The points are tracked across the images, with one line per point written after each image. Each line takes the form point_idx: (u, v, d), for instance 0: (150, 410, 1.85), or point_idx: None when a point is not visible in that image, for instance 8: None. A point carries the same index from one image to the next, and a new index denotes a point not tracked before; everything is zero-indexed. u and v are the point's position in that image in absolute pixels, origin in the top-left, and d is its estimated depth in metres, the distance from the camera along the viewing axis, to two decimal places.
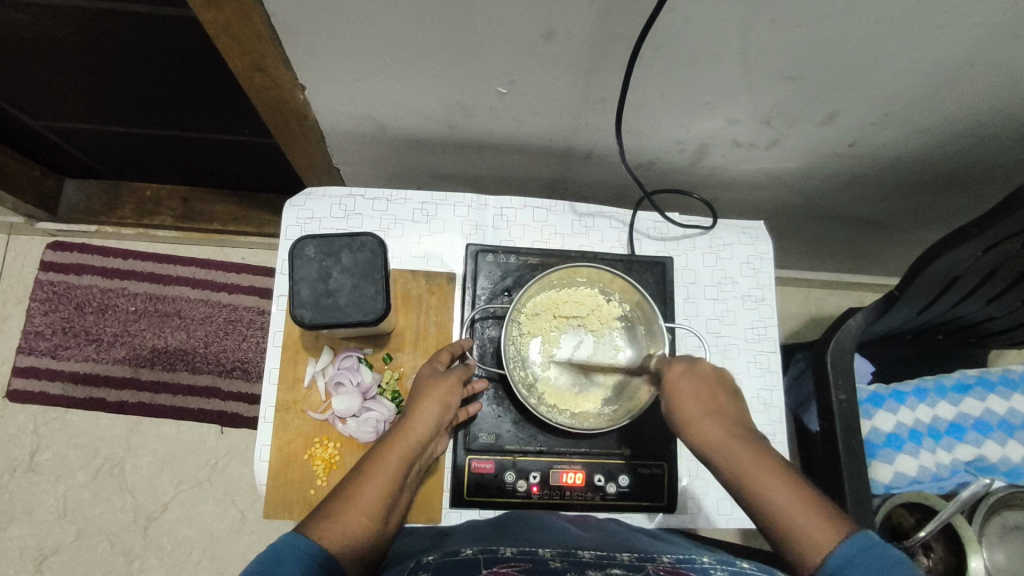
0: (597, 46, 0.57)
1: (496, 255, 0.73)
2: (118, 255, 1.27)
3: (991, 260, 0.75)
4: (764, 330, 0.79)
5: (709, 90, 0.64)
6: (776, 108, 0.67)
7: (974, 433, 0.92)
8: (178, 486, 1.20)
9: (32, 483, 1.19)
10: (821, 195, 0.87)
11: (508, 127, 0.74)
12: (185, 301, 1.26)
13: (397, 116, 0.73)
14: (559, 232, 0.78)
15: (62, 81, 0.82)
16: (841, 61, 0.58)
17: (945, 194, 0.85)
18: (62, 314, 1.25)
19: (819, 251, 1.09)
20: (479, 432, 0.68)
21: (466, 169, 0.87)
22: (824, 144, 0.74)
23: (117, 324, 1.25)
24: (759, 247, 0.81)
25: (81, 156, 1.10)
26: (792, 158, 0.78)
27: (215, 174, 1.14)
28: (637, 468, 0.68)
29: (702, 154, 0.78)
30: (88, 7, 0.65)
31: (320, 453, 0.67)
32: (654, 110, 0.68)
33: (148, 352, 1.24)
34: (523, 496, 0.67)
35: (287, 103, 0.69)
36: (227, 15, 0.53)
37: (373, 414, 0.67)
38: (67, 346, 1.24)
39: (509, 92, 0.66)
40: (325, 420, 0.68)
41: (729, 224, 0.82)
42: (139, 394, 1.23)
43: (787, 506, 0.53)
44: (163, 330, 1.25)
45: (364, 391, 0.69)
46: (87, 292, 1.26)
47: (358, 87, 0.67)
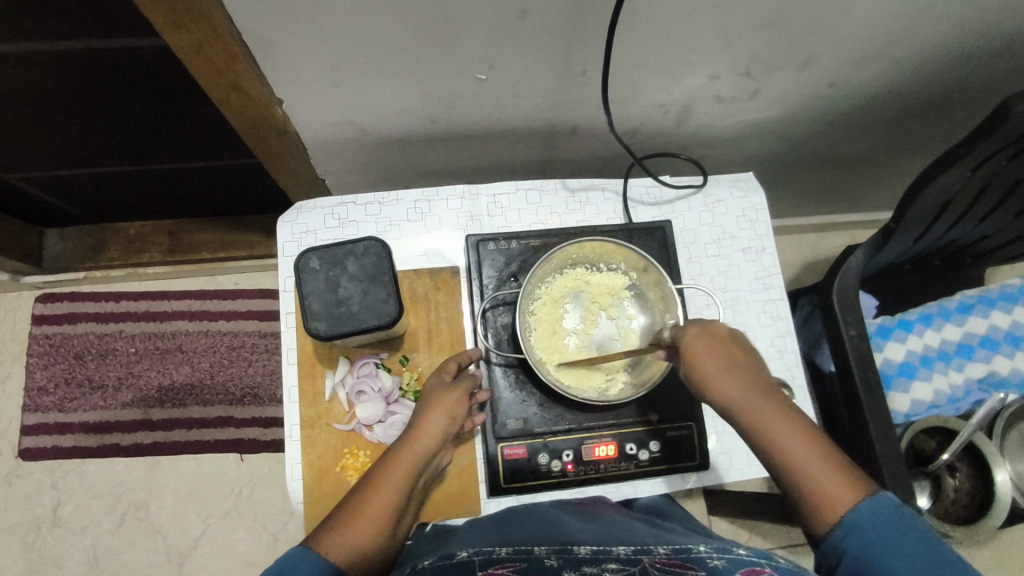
0: (571, 20, 0.57)
1: (497, 242, 0.73)
2: (110, 299, 1.26)
3: (981, 179, 0.76)
4: (768, 280, 0.80)
5: (686, 50, 0.64)
6: (754, 59, 0.67)
7: (982, 351, 0.94)
8: (206, 520, 1.19)
9: (58, 539, 1.18)
10: (805, 139, 0.88)
11: (490, 114, 0.74)
12: (185, 335, 1.25)
13: (377, 118, 0.73)
14: (555, 211, 0.78)
15: (32, 129, 0.80)
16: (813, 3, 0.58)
17: (925, 121, 0.86)
18: (62, 366, 1.24)
19: (808, 195, 1.10)
20: (507, 419, 0.68)
21: (453, 162, 0.86)
22: (803, 89, 0.74)
23: (119, 368, 1.24)
24: (752, 198, 0.82)
25: (59, 204, 1.09)
26: (773, 107, 0.78)
27: (197, 203, 1.13)
28: (666, 432, 0.69)
29: (684, 113, 0.78)
30: (50, 49, 0.64)
31: (352, 463, 0.67)
32: (634, 77, 0.68)
33: (155, 391, 1.23)
34: (559, 475, 0.67)
35: (267, 119, 0.68)
36: (199, 37, 0.53)
37: (398, 417, 0.68)
38: (72, 397, 1.23)
39: (489, 78, 0.66)
40: (351, 430, 0.68)
41: (720, 180, 0.82)
42: (152, 435, 1.22)
43: (808, 465, 0.53)
44: (166, 368, 1.24)
45: (386, 395, 0.69)
46: (84, 340, 1.25)
47: (336, 92, 0.66)
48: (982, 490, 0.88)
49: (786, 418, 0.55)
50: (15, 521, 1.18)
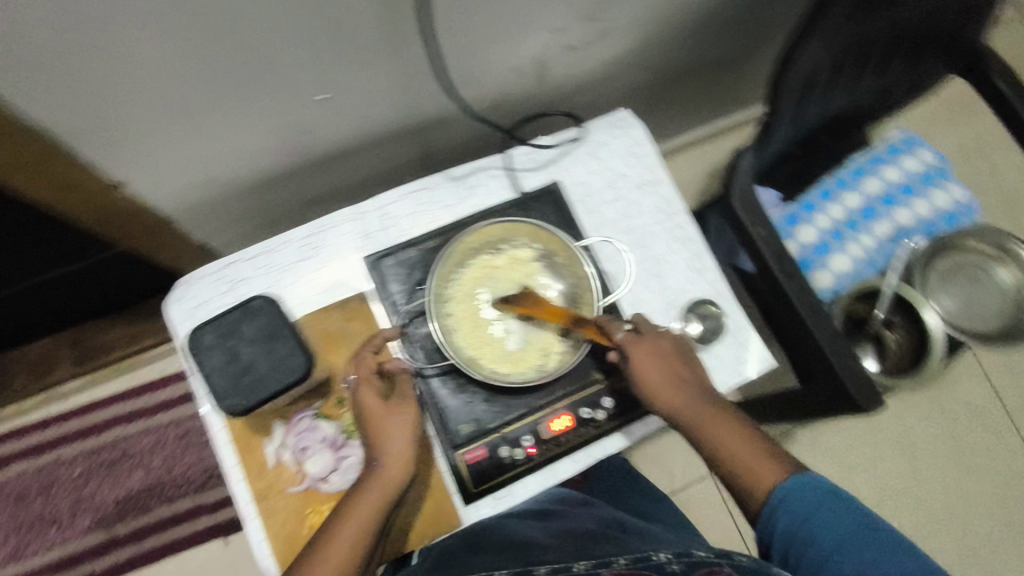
0: (387, 15, 0.55)
1: (395, 256, 0.72)
2: (33, 429, 1.18)
3: (831, 51, 0.79)
4: (669, 207, 0.81)
5: (517, 12, 0.63)
6: (586, 2, 0.66)
7: (884, 208, 0.98)
8: None
9: None
10: (665, 61, 0.88)
11: (348, 129, 0.71)
12: (127, 440, 1.18)
13: (232, 168, 0.69)
14: (446, 204, 0.76)
15: None
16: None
17: (769, 11, 0.87)
18: (6, 514, 1.16)
19: (689, 110, 1.11)
20: (458, 425, 0.67)
21: (331, 185, 0.83)
22: (644, 16, 0.74)
23: (67, 495, 1.17)
24: (633, 133, 0.82)
25: None
26: (623, 41, 0.78)
27: (90, 304, 1.06)
28: (616, 385, 0.69)
29: (544, 71, 0.77)
30: None
31: (318, 520, 0.65)
32: (476, 53, 0.66)
33: (114, 506, 1.17)
34: (525, 462, 0.67)
35: (114, 204, 0.64)
36: None
37: (351, 459, 0.66)
38: (27, 540, 1.15)
39: (330, 95, 0.63)
40: (308, 488, 0.66)
41: (598, 123, 0.83)
42: (125, 550, 1.16)
43: (740, 451, 0.63)
44: (118, 478, 1.17)
45: (332, 442, 0.66)
46: (20, 480, 1.16)
47: (176, 156, 0.62)
48: (914, 338, 0.92)
49: (722, 413, 0.65)
50: None
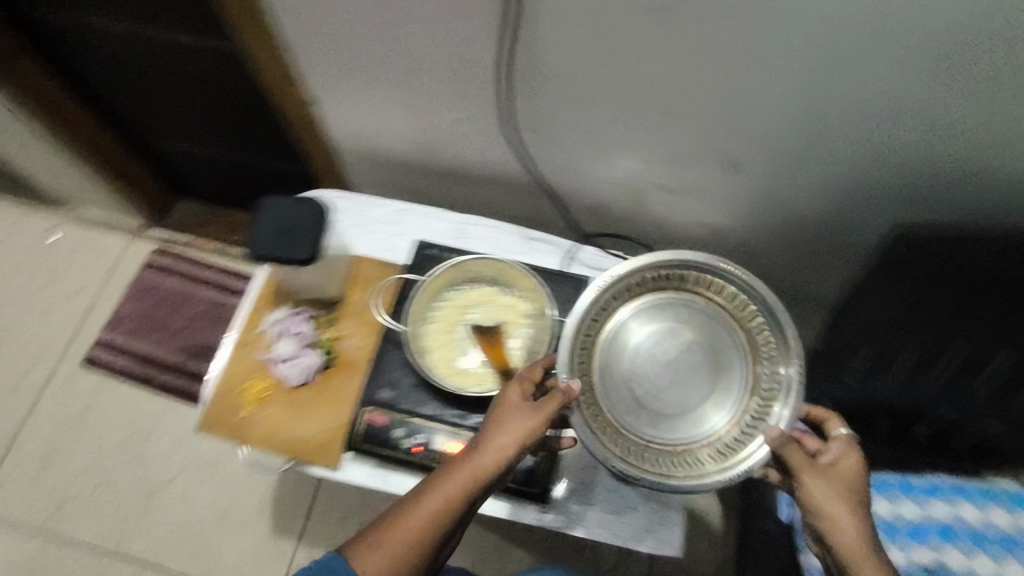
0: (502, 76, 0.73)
1: (433, 250, 0.86)
2: (198, 264, 1.60)
3: (875, 307, 0.83)
4: None
5: (581, 117, 0.76)
6: (676, 149, 0.78)
7: (906, 530, 0.81)
8: (184, 466, 1.40)
9: (76, 436, 1.43)
10: (774, 260, 0.94)
11: (471, 155, 0.90)
12: (212, 302, 1.56)
13: (384, 137, 0.93)
14: (440, 239, 0.92)
15: (139, 87, 1.16)
16: (638, 68, 0.67)
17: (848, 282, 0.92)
18: (121, 295, 1.58)
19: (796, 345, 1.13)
20: (381, 389, 0.78)
21: (467, 200, 1.03)
22: (747, 195, 0.83)
23: (182, 320, 1.55)
24: (584, 254, 0.91)
25: (197, 185, 1.48)
26: (727, 212, 0.87)
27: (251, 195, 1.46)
28: (505, 444, 0.74)
29: (599, 183, 0.88)
30: (198, 45, 1.00)
31: (253, 390, 0.82)
32: (572, 142, 0.81)
33: (197, 347, 1.52)
34: (406, 455, 0.74)
35: (305, 116, 0.92)
36: (252, 28, 0.77)
37: (303, 361, 0.81)
38: (139, 331, 1.54)
39: (459, 117, 0.83)
40: (264, 363, 0.83)
41: (630, 228, 0.95)
42: (177, 378, 1.49)
43: (844, 520, 0.58)
44: (195, 322, 1.55)
45: (302, 340, 0.83)
46: (168, 290, 1.58)
47: (357, 107, 0.88)
48: None
49: (843, 481, 0.60)
50: (52, 410, 1.46)
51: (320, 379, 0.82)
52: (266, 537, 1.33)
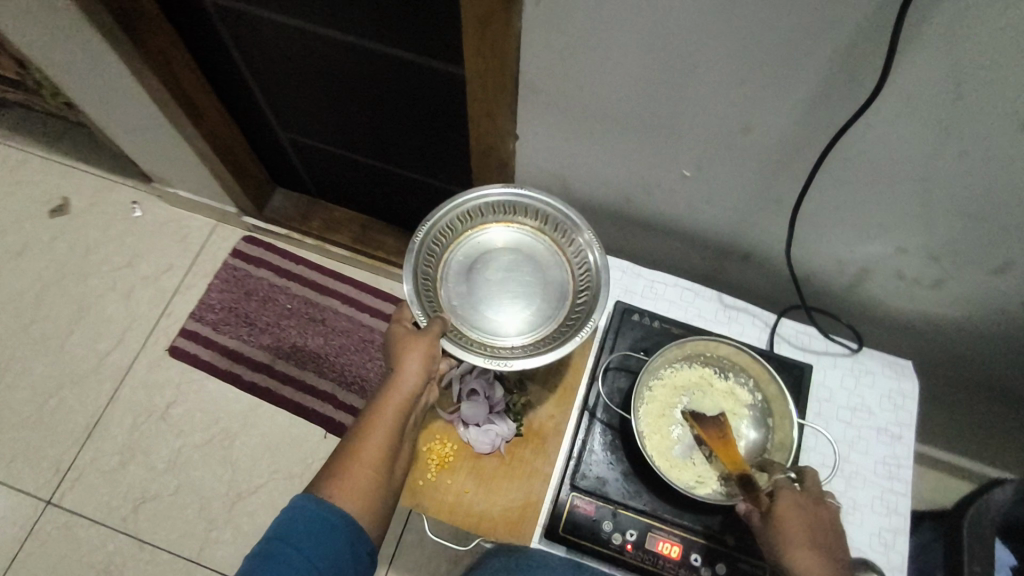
0: (786, 149, 0.65)
1: (641, 316, 0.79)
2: (293, 260, 1.52)
3: None
4: (857, 434, 0.78)
5: (845, 195, 0.68)
6: (946, 246, 0.70)
7: None
8: (271, 475, 1.33)
9: (160, 430, 1.37)
10: (980, 356, 0.87)
11: (680, 211, 0.82)
12: (306, 299, 1.49)
13: (582, 181, 0.84)
14: (703, 316, 0.83)
15: (284, 79, 1.05)
16: (957, 169, 0.59)
17: None
18: (207, 283, 1.51)
19: (958, 425, 1.07)
20: (588, 473, 0.71)
21: (641, 251, 0.96)
22: (990, 297, 0.75)
23: (272, 316, 1.48)
24: (864, 361, 0.82)
25: (303, 174, 1.38)
26: (955, 306, 0.80)
27: (364, 196, 1.38)
28: (734, 559, 0.67)
29: (824, 255, 0.80)
30: (366, 48, 0.89)
31: (437, 449, 0.75)
32: (820, 218, 0.73)
33: (288, 347, 1.45)
34: (617, 550, 0.68)
35: (500, 149, 0.83)
36: (489, 65, 0.68)
37: (494, 428, 0.74)
38: (227, 322, 1.47)
39: (691, 175, 0.75)
40: (449, 421, 0.76)
41: (830, 303, 0.88)
42: (268, 380, 1.41)
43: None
44: (289, 320, 1.47)
45: (492, 404, 0.76)
46: (258, 282, 1.50)
47: (562, 149, 0.80)
48: None
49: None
50: (134, 399, 1.39)
51: (509, 447, 0.75)
52: None
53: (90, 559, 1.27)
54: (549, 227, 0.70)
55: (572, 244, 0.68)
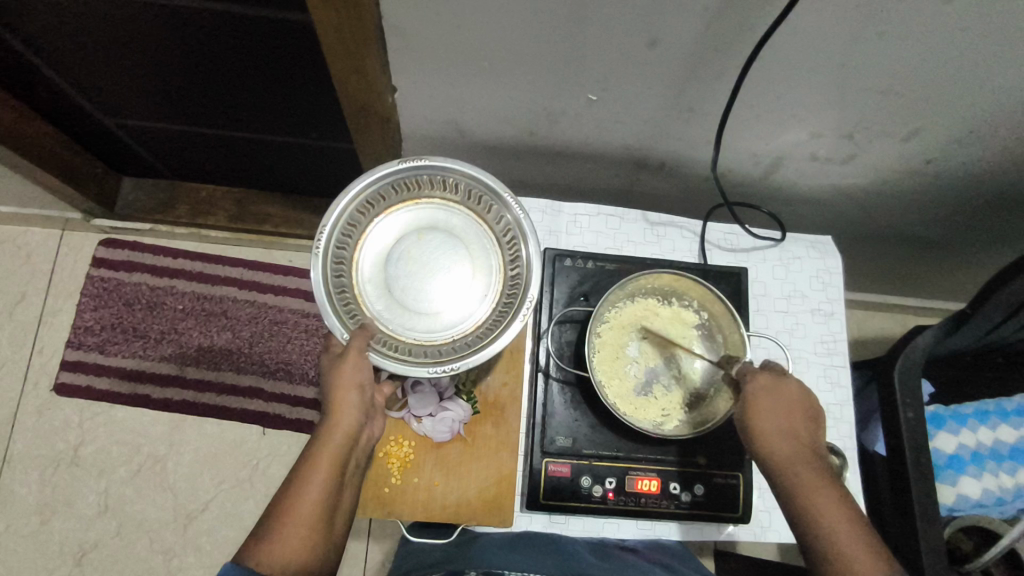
0: (696, 55, 0.59)
1: (573, 260, 0.74)
2: (168, 255, 1.34)
3: None
4: (794, 321, 0.80)
5: (758, 93, 0.64)
6: (861, 124, 0.68)
7: None
8: (218, 486, 1.25)
9: (76, 476, 1.23)
10: (891, 213, 0.90)
11: (589, 135, 0.76)
12: (198, 295, 1.33)
13: (478, 122, 0.75)
14: (632, 240, 0.79)
15: (83, 57, 0.84)
16: (869, 49, 0.56)
17: (970, 223, 0.90)
18: (76, 304, 1.31)
19: (870, 271, 1.13)
20: (556, 436, 0.69)
21: (554, 179, 0.89)
22: (900, 162, 0.76)
23: (163, 322, 1.31)
24: (789, 249, 0.82)
25: (147, 158, 1.18)
26: (866, 174, 0.80)
27: (228, 170, 1.20)
28: (710, 477, 0.69)
29: (740, 151, 0.76)
30: (174, 8, 0.71)
31: (395, 451, 0.70)
32: (735, 119, 0.69)
33: (193, 351, 1.30)
34: (600, 502, 0.68)
35: (377, 106, 0.72)
36: (341, 17, 0.55)
37: (449, 414, 0.70)
38: (114, 341, 1.29)
39: (598, 99, 0.67)
40: (400, 419, 0.70)
41: (750, 194, 0.87)
42: (183, 392, 1.28)
43: (846, 539, 0.54)
44: (184, 322, 1.32)
45: (441, 391, 0.70)
46: (136, 289, 1.32)
47: (449, 93, 0.69)
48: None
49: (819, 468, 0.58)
50: (33, 452, 1.23)
51: (469, 429, 0.71)
52: None
53: None
54: (464, 198, 0.61)
55: (495, 215, 0.60)
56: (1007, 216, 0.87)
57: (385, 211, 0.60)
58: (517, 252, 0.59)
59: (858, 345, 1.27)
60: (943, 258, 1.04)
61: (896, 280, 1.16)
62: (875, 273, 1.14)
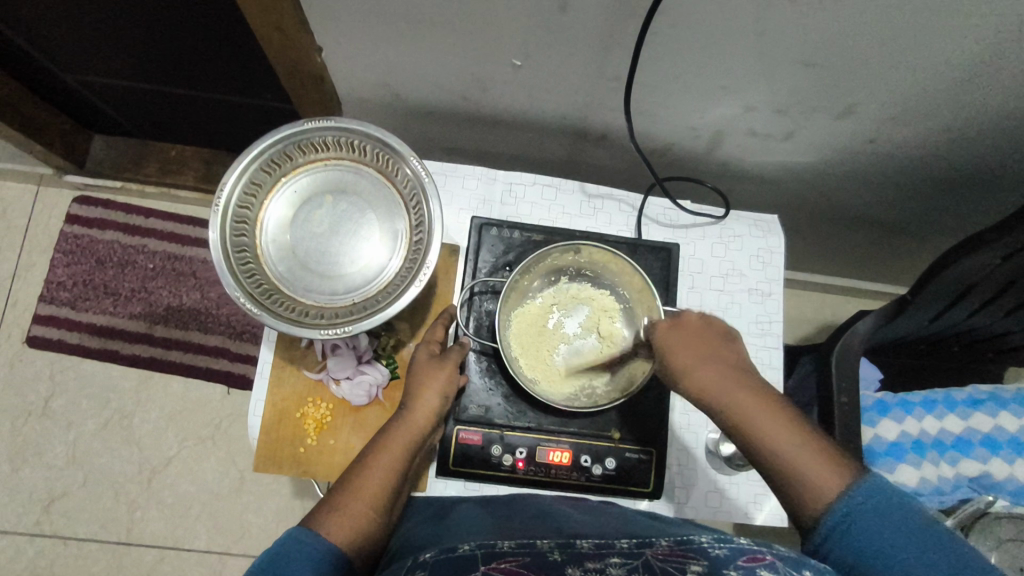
0: (610, 22, 0.57)
1: (500, 230, 0.74)
2: (140, 214, 1.35)
3: None
4: (730, 301, 0.79)
5: (682, 64, 0.62)
6: (794, 99, 0.66)
7: (981, 449, 0.90)
8: (182, 443, 1.28)
9: (46, 427, 1.27)
10: (844, 193, 0.88)
11: (522, 103, 0.74)
12: (168, 255, 1.34)
13: (410, 85, 0.74)
14: (568, 212, 0.78)
15: (30, 9, 0.84)
16: (783, 19, 0.54)
17: (926, 206, 0.88)
18: (49, 259, 1.33)
19: (835, 252, 1.11)
20: (469, 404, 0.69)
21: (500, 147, 0.88)
22: (842, 140, 0.74)
23: (134, 280, 1.33)
24: (731, 226, 0.80)
25: (114, 115, 1.18)
26: (810, 152, 0.78)
27: (194, 131, 1.20)
28: (621, 452, 0.69)
29: (678, 124, 0.75)
30: None
31: (312, 412, 0.71)
32: (665, 91, 0.68)
33: (162, 310, 1.32)
34: (509, 470, 0.68)
35: (306, 66, 0.71)
36: None
37: (367, 378, 0.70)
38: (86, 298, 1.32)
39: (523, 65, 0.66)
40: (319, 380, 0.71)
41: (696, 168, 0.85)
42: (151, 349, 1.31)
43: (789, 444, 0.54)
44: (154, 282, 1.33)
45: (360, 354, 0.71)
46: (108, 247, 1.33)
47: (375, 55, 0.69)
48: None
49: (747, 384, 0.57)
50: (6, 402, 1.27)
51: (387, 394, 0.72)
52: (292, 499, 1.27)
53: (14, 567, 1.22)
54: (370, 158, 0.61)
55: (399, 173, 0.60)
56: (961, 202, 0.85)
57: (291, 172, 0.61)
58: (421, 213, 0.59)
59: (824, 329, 1.25)
60: (904, 242, 1.01)
61: (861, 262, 1.13)
62: (839, 255, 1.12)
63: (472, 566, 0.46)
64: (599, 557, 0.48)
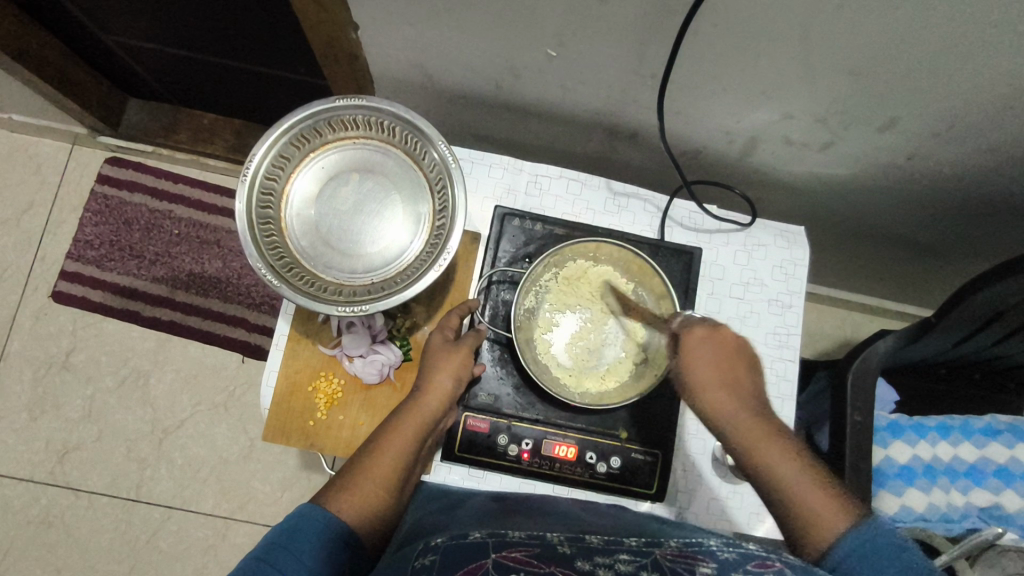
0: (649, 18, 0.56)
1: (522, 220, 0.74)
2: (169, 179, 1.37)
3: None
4: (748, 310, 0.78)
5: (719, 64, 0.61)
6: (832, 108, 0.65)
7: (994, 480, 0.89)
8: (195, 407, 1.30)
9: (65, 380, 1.30)
10: (877, 209, 0.86)
11: (555, 93, 0.74)
12: (193, 222, 1.36)
13: (444, 68, 0.74)
14: (592, 208, 0.78)
15: None
16: (825, 25, 0.53)
17: (961, 228, 0.86)
18: (79, 218, 1.35)
19: (862, 268, 1.09)
20: (479, 392, 0.69)
21: (530, 138, 0.87)
22: (879, 153, 0.72)
23: (159, 244, 1.35)
24: (757, 235, 0.79)
25: (149, 79, 1.20)
26: (844, 165, 0.76)
27: (226, 100, 1.21)
28: (627, 451, 0.69)
29: (710, 126, 0.73)
30: None
31: (323, 387, 0.71)
32: (701, 92, 0.67)
33: (185, 276, 1.34)
34: (513, 460, 0.69)
35: (342, 42, 0.71)
36: None
37: (379, 358, 0.71)
38: (112, 258, 1.34)
39: (558, 55, 0.66)
40: (333, 356, 0.72)
41: (726, 173, 0.84)
42: (171, 313, 1.33)
43: (795, 481, 0.54)
44: (179, 247, 1.35)
45: (375, 333, 0.71)
46: (137, 210, 1.36)
47: (411, 35, 0.68)
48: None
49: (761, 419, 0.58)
50: (29, 352, 1.30)
51: (399, 374, 0.72)
52: (298, 470, 1.29)
53: (27, 514, 1.26)
54: (399, 140, 0.61)
55: (427, 157, 0.60)
56: (997, 226, 0.83)
57: (321, 148, 0.61)
58: (445, 198, 0.59)
59: (843, 345, 1.23)
60: (934, 263, 0.99)
61: (887, 280, 1.11)
62: (865, 271, 1.10)
63: (482, 553, 0.46)
64: (608, 554, 0.48)
